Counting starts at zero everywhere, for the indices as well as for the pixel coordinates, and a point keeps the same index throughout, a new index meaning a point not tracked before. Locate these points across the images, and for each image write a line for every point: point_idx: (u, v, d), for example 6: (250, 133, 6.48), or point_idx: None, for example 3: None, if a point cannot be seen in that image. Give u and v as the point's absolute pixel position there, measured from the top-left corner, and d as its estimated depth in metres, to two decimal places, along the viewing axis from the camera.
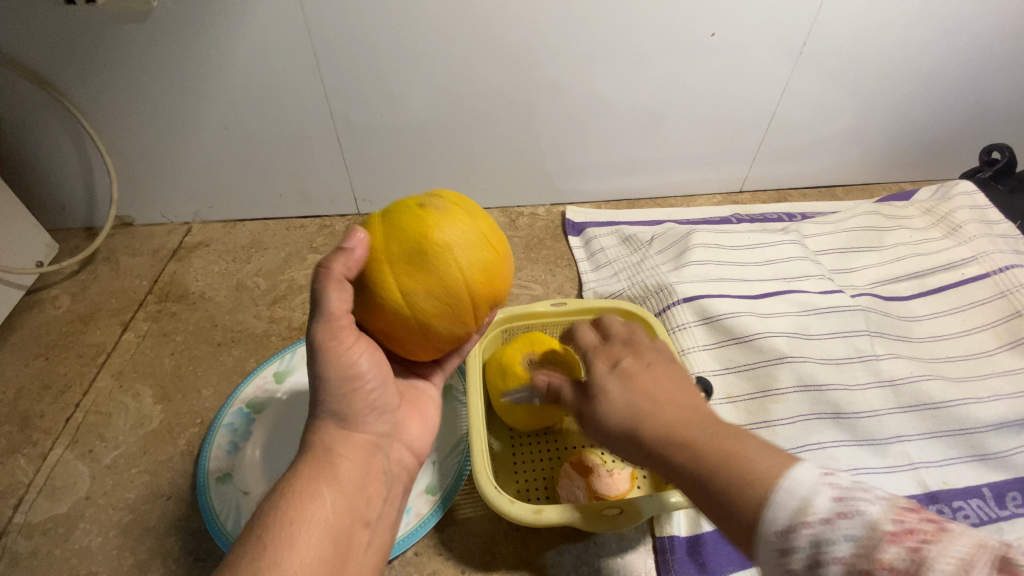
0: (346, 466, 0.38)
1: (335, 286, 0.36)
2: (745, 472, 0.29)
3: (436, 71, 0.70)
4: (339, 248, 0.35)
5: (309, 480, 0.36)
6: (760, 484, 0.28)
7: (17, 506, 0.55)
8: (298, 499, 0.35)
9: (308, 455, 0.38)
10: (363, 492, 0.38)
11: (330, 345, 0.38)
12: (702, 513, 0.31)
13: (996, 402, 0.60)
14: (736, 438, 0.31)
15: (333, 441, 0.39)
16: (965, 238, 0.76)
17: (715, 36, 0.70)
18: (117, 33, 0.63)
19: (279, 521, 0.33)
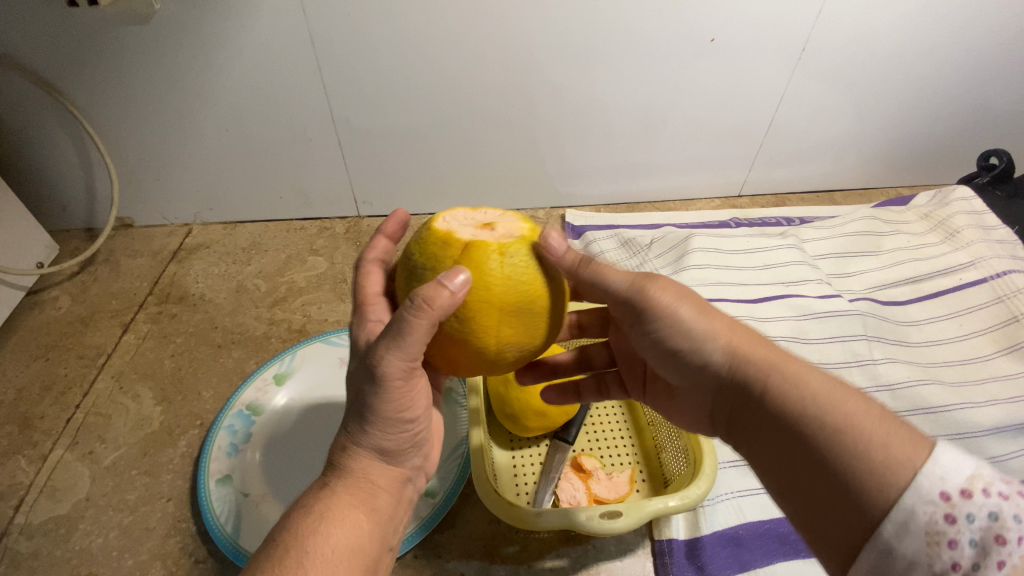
0: (383, 496, 0.37)
1: (425, 331, 0.32)
2: (888, 443, 0.29)
3: (437, 74, 0.70)
4: (444, 288, 0.31)
5: (351, 506, 0.35)
6: (900, 473, 0.28)
7: (17, 507, 0.55)
8: (341, 526, 0.33)
9: (348, 477, 0.36)
10: (392, 526, 0.37)
11: (397, 386, 0.35)
12: (820, 488, 0.31)
13: (994, 406, 0.61)
14: (864, 413, 0.31)
15: (375, 467, 0.37)
16: (962, 244, 0.76)
17: (715, 41, 0.70)
18: (119, 35, 0.63)
19: (322, 548, 0.31)
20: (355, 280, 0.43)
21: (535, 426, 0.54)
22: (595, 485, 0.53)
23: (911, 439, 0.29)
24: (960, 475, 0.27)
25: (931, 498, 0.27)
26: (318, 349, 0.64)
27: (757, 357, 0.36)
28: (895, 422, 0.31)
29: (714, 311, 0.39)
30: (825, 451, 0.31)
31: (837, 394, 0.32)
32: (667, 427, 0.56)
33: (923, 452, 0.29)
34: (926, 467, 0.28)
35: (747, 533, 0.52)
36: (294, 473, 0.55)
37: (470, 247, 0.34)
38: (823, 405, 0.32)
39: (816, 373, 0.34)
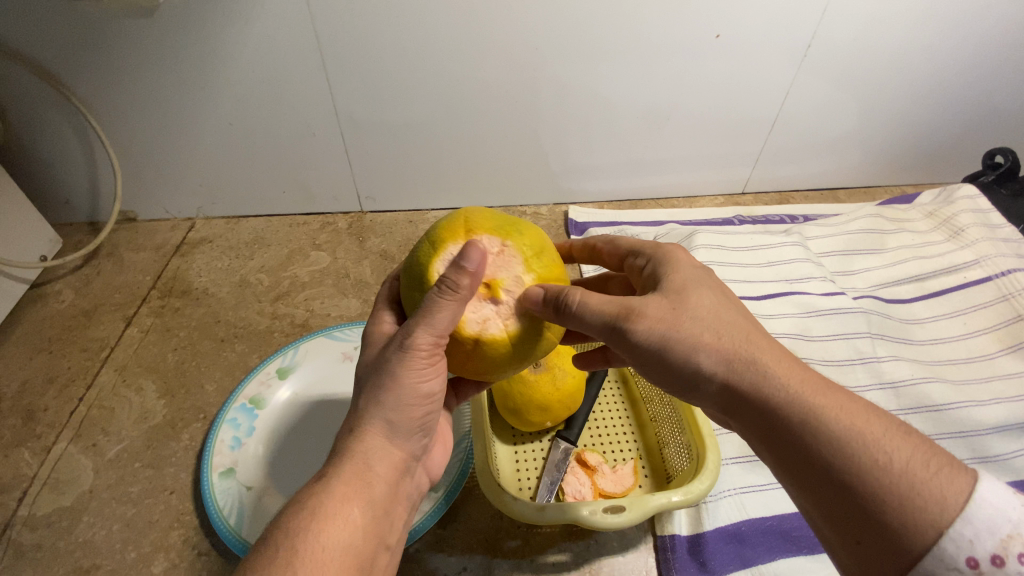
0: (382, 485, 0.35)
1: (451, 308, 0.33)
2: (915, 498, 0.29)
3: (443, 69, 0.70)
4: (465, 269, 0.33)
5: (346, 500, 0.33)
6: (929, 530, 0.28)
7: (20, 499, 0.55)
8: (334, 524, 0.32)
9: (345, 466, 0.34)
10: (389, 517, 0.36)
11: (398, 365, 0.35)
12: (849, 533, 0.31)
13: (998, 405, 0.60)
14: (891, 453, 0.31)
15: (373, 453, 0.35)
16: (967, 242, 0.76)
17: (720, 37, 0.70)
18: (122, 28, 0.63)
19: (313, 549, 0.31)
20: (380, 294, 0.44)
21: (538, 420, 0.54)
22: (600, 480, 0.53)
23: (940, 491, 0.29)
24: (995, 538, 0.28)
25: (956, 565, 0.28)
26: (321, 344, 0.64)
27: (769, 391, 0.33)
28: (923, 469, 0.30)
29: (716, 332, 0.35)
30: (846, 500, 0.31)
31: (862, 437, 0.31)
32: (669, 422, 0.56)
33: (955, 507, 0.28)
34: (954, 527, 0.28)
35: (749, 529, 0.52)
36: (296, 466, 0.55)
37: (481, 343, 0.36)
38: (846, 453, 0.31)
39: (836, 410, 0.32)
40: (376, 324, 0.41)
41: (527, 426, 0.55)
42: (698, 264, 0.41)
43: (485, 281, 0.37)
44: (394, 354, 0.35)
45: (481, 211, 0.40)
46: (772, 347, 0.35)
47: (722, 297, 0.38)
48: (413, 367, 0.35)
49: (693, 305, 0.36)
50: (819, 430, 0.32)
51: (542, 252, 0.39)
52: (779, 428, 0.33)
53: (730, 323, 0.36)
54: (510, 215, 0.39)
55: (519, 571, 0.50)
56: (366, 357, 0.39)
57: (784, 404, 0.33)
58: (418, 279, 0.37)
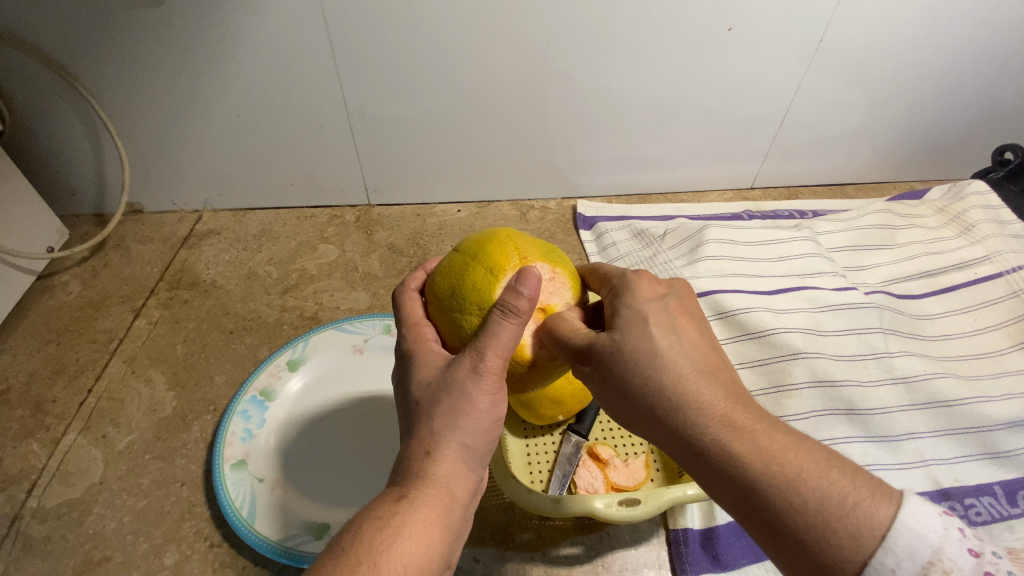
0: (458, 510, 0.34)
1: (512, 331, 0.35)
2: (830, 538, 0.28)
3: (452, 60, 0.69)
4: (522, 294, 0.35)
5: (428, 524, 0.32)
6: (845, 567, 0.28)
7: (30, 490, 0.55)
8: (413, 545, 0.31)
9: (428, 487, 0.33)
10: (457, 539, 0.35)
11: (468, 387, 0.35)
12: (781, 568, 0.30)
13: (1009, 400, 0.60)
14: (808, 488, 0.29)
15: (453, 479, 0.34)
16: (978, 238, 0.76)
17: (732, 31, 0.69)
18: (129, 17, 0.62)
19: (392, 569, 0.30)
20: (400, 309, 0.43)
21: (549, 414, 0.54)
22: (612, 473, 0.53)
23: (856, 529, 0.28)
24: (915, 564, 0.27)
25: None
26: (331, 336, 0.63)
27: (696, 437, 0.32)
28: (840, 507, 0.28)
29: (645, 375, 0.34)
30: (769, 539, 0.30)
31: (781, 479, 0.30)
32: None
33: (871, 542, 0.27)
34: (876, 559, 0.27)
35: None
36: (308, 457, 0.55)
37: (538, 361, 0.40)
38: (765, 499, 0.30)
39: (756, 449, 0.31)
40: (421, 344, 0.39)
41: (538, 419, 0.55)
42: (656, 294, 0.38)
43: (541, 306, 0.40)
44: (465, 378, 0.35)
45: (521, 236, 0.41)
46: (706, 383, 0.33)
47: (664, 330, 0.35)
48: (486, 393, 0.35)
49: (630, 345, 0.35)
50: (739, 472, 0.31)
51: (577, 281, 0.43)
52: (708, 471, 0.32)
53: (666, 360, 0.34)
54: (547, 243, 0.43)
55: (532, 563, 0.50)
56: (421, 378, 0.37)
57: (708, 449, 0.32)
58: (474, 302, 0.37)
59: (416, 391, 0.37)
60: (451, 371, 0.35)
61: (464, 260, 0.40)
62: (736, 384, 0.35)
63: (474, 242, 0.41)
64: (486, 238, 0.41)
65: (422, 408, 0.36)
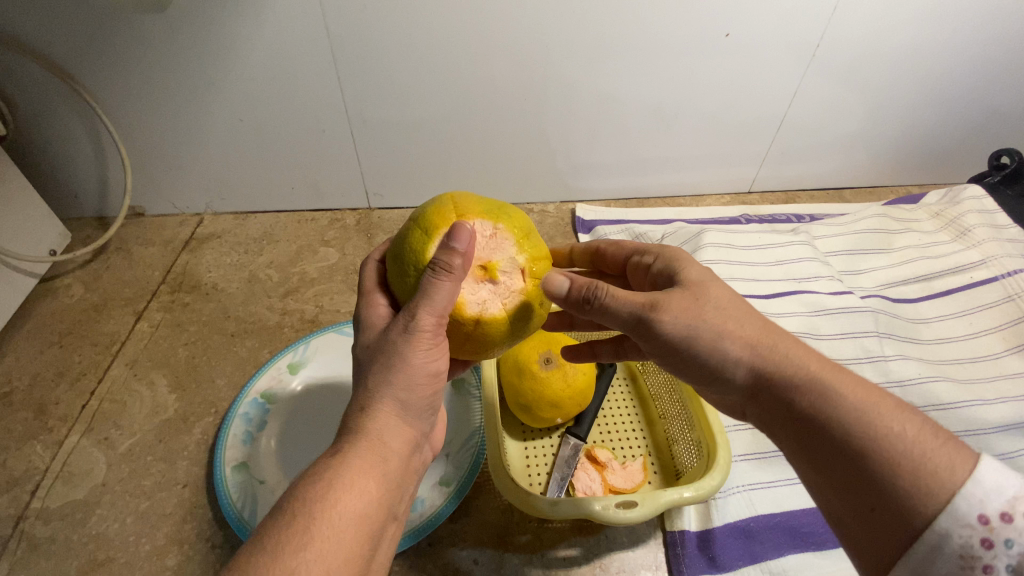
0: (396, 460, 0.35)
1: (443, 287, 0.34)
2: (924, 466, 0.29)
3: (453, 66, 0.70)
4: (453, 250, 0.34)
5: (363, 471, 0.33)
6: (940, 487, 0.28)
7: (34, 491, 0.55)
8: (349, 492, 0.32)
9: (362, 442, 0.34)
10: (401, 490, 0.35)
11: (398, 343, 0.35)
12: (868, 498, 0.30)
13: (1004, 403, 0.61)
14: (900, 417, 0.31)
15: (387, 430, 0.35)
16: (973, 242, 0.77)
17: (730, 36, 0.70)
18: (133, 23, 0.63)
19: (329, 516, 0.30)
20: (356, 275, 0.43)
21: (548, 416, 0.54)
22: (609, 475, 0.54)
23: (947, 459, 0.29)
24: (1002, 498, 0.27)
25: (968, 522, 0.27)
26: (331, 339, 0.64)
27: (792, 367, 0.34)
28: (931, 441, 0.30)
29: (736, 322, 0.36)
30: (857, 479, 0.30)
31: (872, 413, 0.31)
32: (679, 420, 0.57)
33: (967, 467, 0.28)
34: (965, 485, 0.27)
35: (757, 526, 0.52)
36: (308, 462, 0.55)
37: (481, 323, 0.37)
38: (865, 423, 0.31)
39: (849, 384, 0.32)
40: (370, 307, 0.39)
41: (536, 421, 0.55)
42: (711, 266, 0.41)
43: (479, 264, 0.38)
44: (397, 338, 0.35)
45: (467, 195, 0.41)
46: (786, 335, 0.36)
47: (737, 295, 0.38)
48: (420, 349, 0.35)
49: (715, 297, 0.37)
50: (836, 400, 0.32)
51: (530, 236, 0.40)
52: (796, 413, 0.34)
53: (748, 316, 0.37)
54: (496, 200, 0.41)
55: (531, 564, 0.51)
56: (365, 342, 0.38)
57: (796, 389, 0.34)
58: (411, 262, 0.37)
59: (361, 354, 0.38)
60: (387, 334, 0.36)
61: (408, 223, 0.40)
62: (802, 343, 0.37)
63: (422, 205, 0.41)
64: (431, 199, 0.40)
65: (397, 380, 0.35)
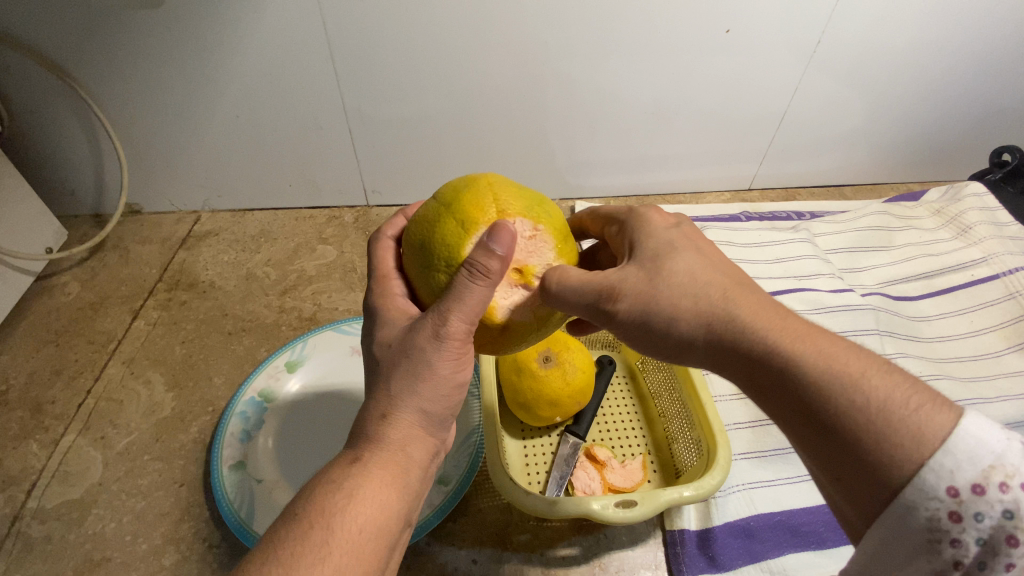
0: (416, 472, 0.35)
1: (479, 293, 0.33)
2: (891, 441, 0.26)
3: (451, 64, 0.70)
4: (494, 255, 0.33)
5: (383, 484, 0.32)
6: (906, 463, 0.25)
7: (30, 491, 0.55)
8: (369, 505, 0.31)
9: (382, 451, 0.34)
10: (417, 498, 0.36)
11: (427, 351, 0.34)
12: (838, 477, 0.27)
13: (1004, 402, 0.61)
14: (866, 387, 0.27)
15: (410, 441, 0.35)
16: (975, 239, 0.76)
17: (730, 32, 0.70)
18: (129, 20, 0.63)
19: (347, 529, 0.30)
20: (373, 258, 0.42)
21: (547, 415, 0.54)
22: (609, 474, 0.54)
23: (918, 430, 0.26)
24: (976, 468, 0.24)
25: (936, 495, 0.24)
26: (329, 338, 0.64)
27: (746, 343, 0.31)
28: (902, 408, 0.26)
29: (689, 294, 0.33)
30: (823, 453, 0.28)
31: (837, 381, 0.28)
32: (679, 419, 0.56)
33: (938, 439, 0.25)
34: (935, 458, 0.25)
35: (757, 524, 0.52)
36: (306, 461, 0.55)
37: (510, 327, 0.38)
38: (826, 402, 0.28)
39: (811, 357, 0.29)
40: (389, 300, 0.38)
41: (535, 420, 0.55)
42: (671, 221, 0.38)
43: (517, 266, 0.38)
44: (426, 343, 0.34)
45: (504, 184, 0.38)
46: (749, 296, 0.32)
47: (694, 252, 0.35)
48: (447, 358, 0.35)
49: (665, 268, 0.34)
50: (794, 377, 0.29)
51: (564, 236, 0.40)
52: (759, 386, 0.31)
53: (704, 276, 0.33)
54: (534, 194, 0.39)
55: (530, 563, 0.50)
56: (384, 339, 0.37)
57: (757, 363, 0.31)
58: (443, 257, 0.35)
59: (379, 351, 0.37)
60: (413, 335, 0.35)
61: (438, 209, 0.37)
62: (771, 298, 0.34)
63: (452, 187, 0.39)
64: (465, 184, 0.38)
65: (399, 383, 0.35)
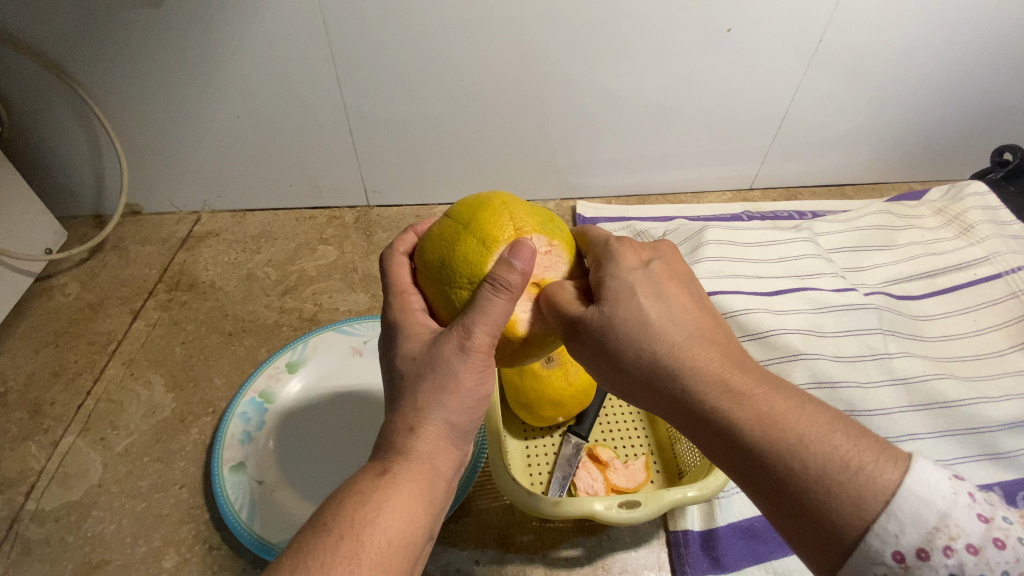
0: (442, 485, 0.34)
1: (501, 306, 0.33)
2: (830, 504, 0.26)
3: (451, 64, 0.69)
4: (514, 269, 0.33)
5: (412, 498, 0.32)
6: (846, 528, 0.26)
7: (28, 493, 0.55)
8: (398, 518, 0.31)
9: (411, 463, 0.33)
10: (440, 511, 0.35)
11: (454, 364, 0.34)
12: (787, 534, 0.28)
13: (1008, 401, 0.60)
14: (805, 451, 0.28)
15: (438, 455, 0.34)
16: (977, 239, 0.76)
17: (731, 32, 0.69)
18: (128, 19, 0.62)
19: (376, 542, 0.30)
20: (387, 273, 0.41)
21: (549, 415, 0.54)
22: (612, 475, 0.53)
23: (857, 493, 0.26)
24: (921, 530, 0.24)
25: (882, 559, 0.25)
26: (330, 338, 0.64)
27: (693, 403, 0.31)
28: (841, 472, 0.27)
29: (642, 348, 0.33)
30: (775, 509, 0.29)
31: (778, 446, 0.28)
32: None
33: (878, 504, 0.25)
34: (878, 523, 0.25)
35: (762, 525, 0.52)
36: (308, 463, 0.55)
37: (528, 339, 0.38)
38: (766, 465, 0.28)
39: (751, 420, 0.29)
40: (409, 314, 0.38)
41: (538, 420, 0.55)
42: (639, 262, 0.37)
43: (535, 280, 0.38)
44: (452, 358, 0.34)
45: (516, 202, 0.39)
46: (701, 352, 0.32)
47: (653, 300, 0.34)
48: (473, 370, 0.34)
49: (620, 319, 0.34)
50: (738, 439, 0.30)
51: (574, 250, 0.41)
52: (709, 444, 0.32)
53: (656, 326, 0.33)
54: (545, 211, 0.40)
55: (533, 564, 0.50)
56: (407, 353, 0.36)
57: (704, 423, 0.31)
58: (462, 273, 0.36)
59: (403, 365, 0.36)
60: (437, 349, 0.34)
61: (455, 227, 0.38)
62: (729, 347, 0.33)
63: (465, 206, 0.39)
64: (479, 202, 0.38)
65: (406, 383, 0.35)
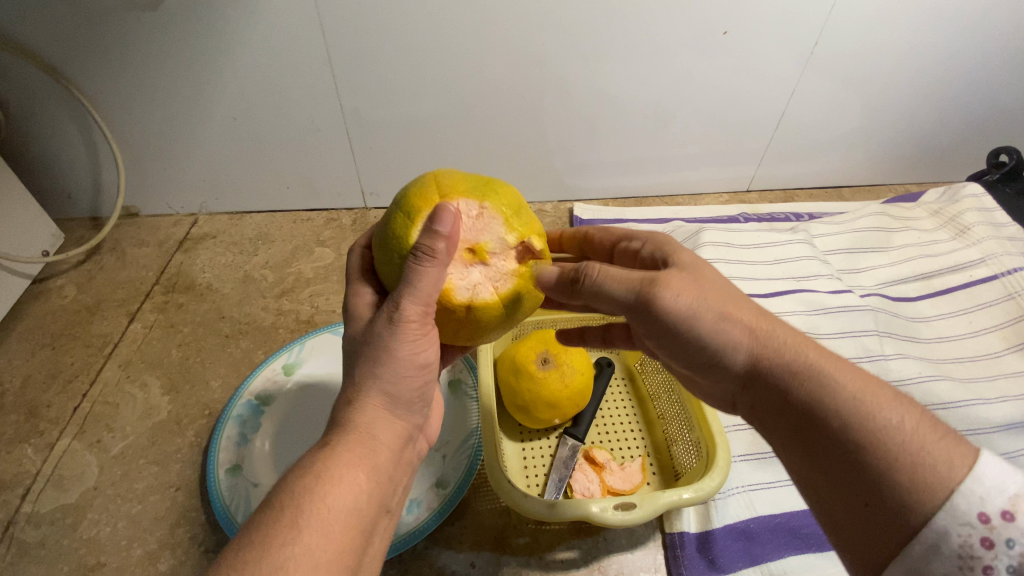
0: (385, 454, 0.34)
1: (426, 274, 0.33)
2: (923, 462, 0.28)
3: (448, 66, 0.70)
4: (434, 235, 0.33)
5: (351, 464, 0.32)
6: (936, 484, 0.27)
7: (24, 496, 0.55)
8: (340, 486, 0.31)
9: (348, 434, 0.33)
10: (393, 484, 0.35)
11: (382, 334, 0.34)
12: (870, 496, 0.29)
13: (1004, 402, 0.61)
14: (897, 409, 0.30)
15: (375, 423, 0.35)
16: (973, 240, 0.76)
17: (727, 34, 0.70)
18: (125, 22, 0.62)
19: (318, 508, 0.30)
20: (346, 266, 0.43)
21: (547, 417, 0.53)
22: (608, 477, 0.53)
23: (947, 454, 0.28)
24: (1003, 495, 0.26)
25: (967, 520, 0.26)
26: (327, 340, 0.64)
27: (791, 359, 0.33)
28: (932, 434, 0.29)
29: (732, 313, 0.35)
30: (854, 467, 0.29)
31: (873, 402, 0.30)
32: (678, 420, 0.56)
33: (967, 463, 0.27)
34: (965, 484, 0.27)
35: (757, 527, 0.52)
36: None
37: (472, 308, 0.37)
38: (864, 417, 0.30)
39: (849, 378, 0.31)
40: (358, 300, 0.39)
41: (533, 421, 0.54)
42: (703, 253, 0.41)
43: (468, 246, 0.37)
44: (384, 331, 0.34)
45: (452, 174, 0.39)
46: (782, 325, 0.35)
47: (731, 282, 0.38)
48: (408, 340, 0.35)
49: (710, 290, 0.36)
50: (834, 394, 0.31)
51: (521, 211, 0.39)
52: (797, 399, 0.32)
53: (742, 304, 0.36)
54: (482, 176, 0.39)
55: (528, 567, 0.50)
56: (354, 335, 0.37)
57: (797, 380, 0.32)
58: (394, 248, 0.36)
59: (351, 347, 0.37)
60: (375, 325, 0.35)
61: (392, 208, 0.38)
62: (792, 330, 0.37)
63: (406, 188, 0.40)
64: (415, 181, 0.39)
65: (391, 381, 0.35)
